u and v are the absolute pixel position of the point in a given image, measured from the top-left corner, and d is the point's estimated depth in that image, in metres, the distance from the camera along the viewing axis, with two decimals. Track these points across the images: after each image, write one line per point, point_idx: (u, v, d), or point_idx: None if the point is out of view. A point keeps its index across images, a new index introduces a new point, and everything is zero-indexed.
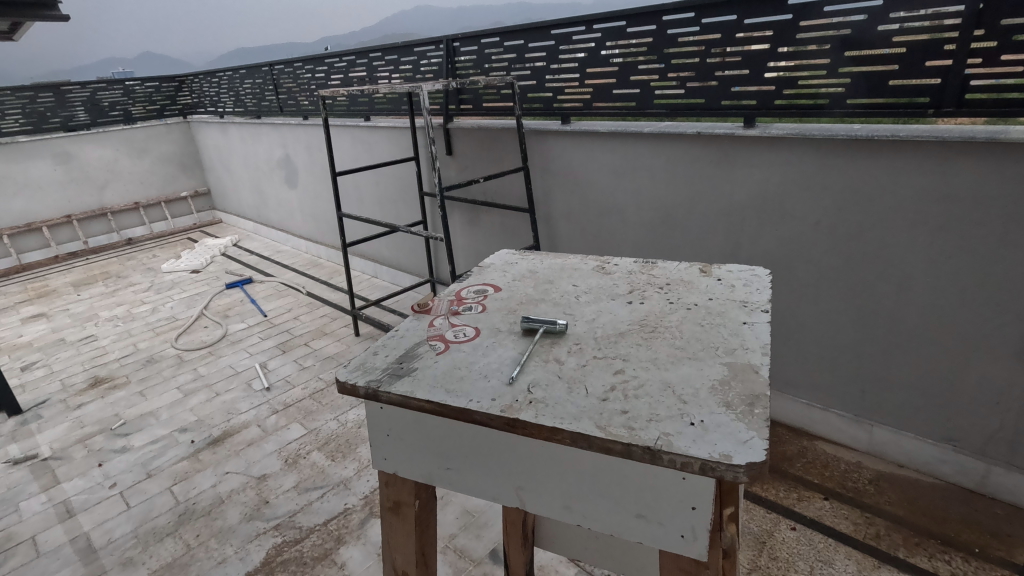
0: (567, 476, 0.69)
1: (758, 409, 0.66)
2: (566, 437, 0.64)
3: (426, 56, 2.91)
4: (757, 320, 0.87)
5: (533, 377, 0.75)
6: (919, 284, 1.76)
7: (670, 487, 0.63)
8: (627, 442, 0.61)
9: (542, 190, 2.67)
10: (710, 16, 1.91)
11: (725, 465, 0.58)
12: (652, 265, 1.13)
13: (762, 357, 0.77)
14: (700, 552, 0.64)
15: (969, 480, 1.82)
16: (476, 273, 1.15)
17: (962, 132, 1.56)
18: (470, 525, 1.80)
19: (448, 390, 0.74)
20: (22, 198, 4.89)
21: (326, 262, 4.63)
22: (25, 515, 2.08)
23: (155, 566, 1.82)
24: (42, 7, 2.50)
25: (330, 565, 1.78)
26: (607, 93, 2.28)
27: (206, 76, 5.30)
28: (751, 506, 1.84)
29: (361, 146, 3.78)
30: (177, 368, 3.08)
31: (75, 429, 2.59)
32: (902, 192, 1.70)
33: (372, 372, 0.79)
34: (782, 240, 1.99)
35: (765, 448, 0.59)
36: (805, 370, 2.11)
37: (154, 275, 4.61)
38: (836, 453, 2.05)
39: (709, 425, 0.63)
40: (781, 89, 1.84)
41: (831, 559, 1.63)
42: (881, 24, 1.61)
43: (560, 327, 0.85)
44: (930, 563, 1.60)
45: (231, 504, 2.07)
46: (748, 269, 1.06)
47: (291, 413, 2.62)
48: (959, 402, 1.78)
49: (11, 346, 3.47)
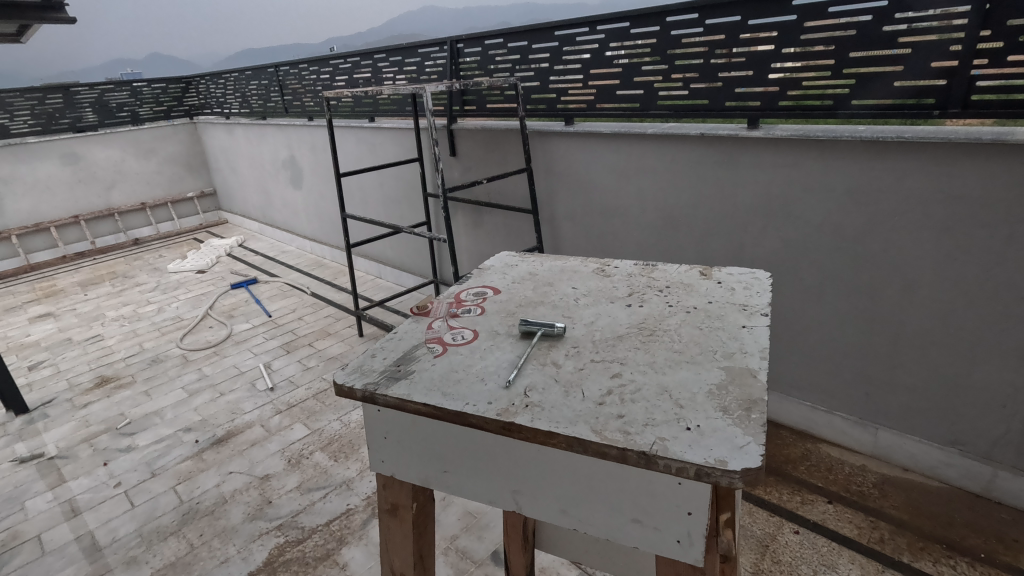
0: (563, 480, 0.69)
1: (756, 413, 0.66)
2: (562, 442, 0.64)
3: (430, 57, 2.92)
4: (756, 324, 0.86)
5: (530, 380, 0.75)
6: (924, 285, 1.74)
7: (665, 492, 0.63)
8: (623, 447, 0.61)
9: (545, 191, 2.67)
10: (714, 17, 1.90)
11: (720, 470, 0.57)
12: (652, 267, 1.12)
13: (760, 361, 0.76)
14: (696, 557, 0.63)
15: (976, 484, 1.80)
16: (476, 275, 1.15)
17: (967, 134, 1.55)
18: (472, 526, 1.80)
19: (445, 393, 0.73)
20: (30, 199, 4.94)
21: (331, 262, 4.65)
22: (31, 514, 2.10)
23: (159, 565, 1.83)
24: (50, 9, 2.52)
25: (332, 565, 1.78)
26: (611, 94, 2.28)
27: (212, 77, 5.33)
28: (753, 508, 1.84)
29: (366, 147, 3.79)
30: (182, 368, 3.10)
31: (81, 428, 2.61)
32: (907, 193, 1.69)
33: (370, 375, 0.79)
34: (786, 242, 1.98)
35: (761, 453, 0.58)
36: (808, 372, 2.10)
37: (160, 275, 4.64)
38: (841, 456, 2.03)
39: (705, 429, 0.63)
40: (785, 90, 1.83)
41: (835, 564, 1.61)
42: (888, 24, 1.59)
43: (558, 330, 0.85)
44: (935, 567, 1.58)
45: (235, 504, 2.08)
46: (748, 272, 1.06)
47: (295, 413, 2.63)
48: (966, 405, 1.76)
49: (19, 345, 3.50)
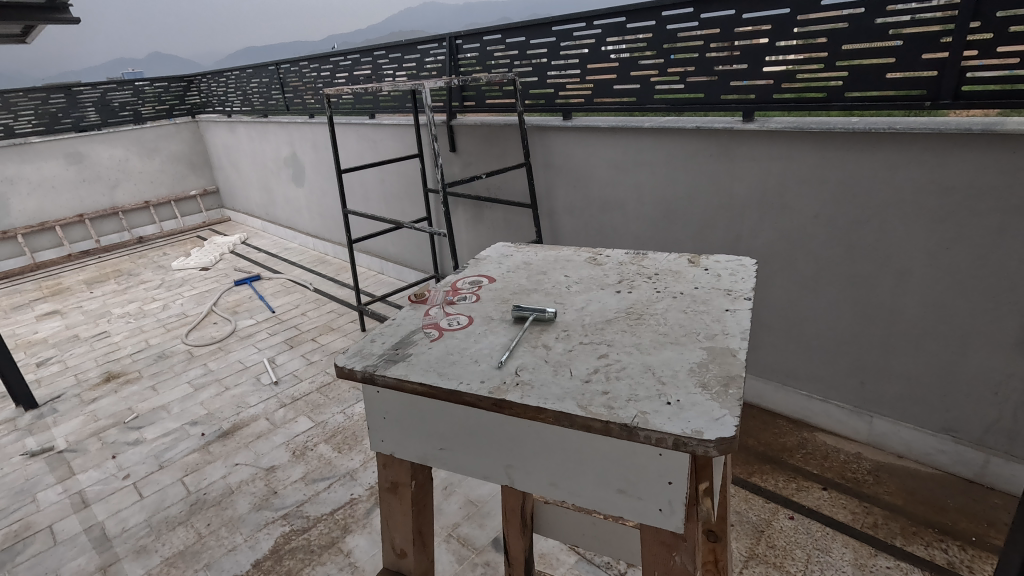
0: (553, 454, 0.72)
1: (733, 389, 0.69)
2: (550, 416, 0.68)
3: (429, 53, 2.95)
4: (740, 308, 0.89)
5: (521, 361, 0.78)
6: (917, 274, 1.77)
7: (646, 463, 0.66)
8: (606, 420, 0.65)
9: (545, 185, 2.70)
10: (708, 11, 1.92)
11: (697, 440, 0.61)
12: (642, 256, 1.15)
13: (741, 341, 0.80)
14: (677, 524, 0.67)
15: (969, 470, 1.83)
16: (472, 265, 1.19)
17: (958, 124, 1.57)
18: (473, 514, 1.85)
19: (440, 373, 0.77)
20: (36, 198, 4.99)
21: (334, 259, 4.71)
22: (42, 505, 2.15)
23: (168, 554, 1.88)
24: (54, 10, 2.55)
25: (337, 552, 1.83)
26: (608, 89, 2.30)
27: (214, 75, 5.37)
28: (749, 495, 1.87)
29: (366, 143, 3.83)
30: (187, 364, 3.15)
31: (89, 422, 2.67)
32: (899, 184, 1.72)
33: (370, 357, 0.83)
34: (782, 233, 2.01)
35: (735, 424, 0.62)
36: (805, 361, 2.13)
37: (165, 272, 4.69)
38: (837, 444, 2.06)
39: (685, 404, 0.67)
40: (780, 84, 1.86)
41: (828, 548, 1.65)
42: (880, 16, 1.61)
43: (549, 315, 0.89)
44: (928, 551, 1.61)
45: (241, 494, 2.12)
46: (736, 260, 1.09)
47: (299, 407, 2.68)
48: (958, 391, 1.79)
49: (27, 342, 3.56)
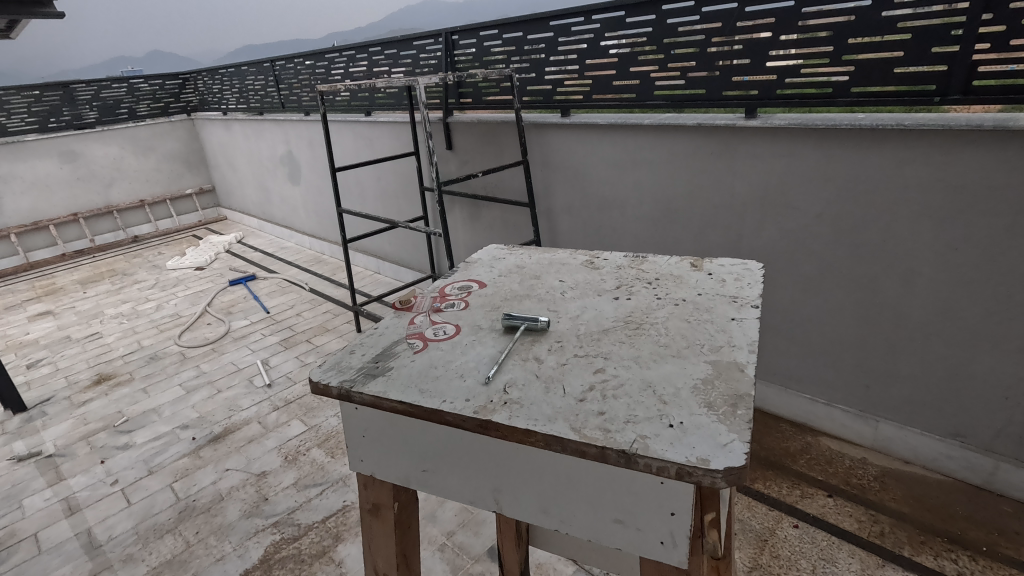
0: (543, 479, 0.67)
1: (741, 410, 0.63)
2: (539, 440, 0.62)
3: (425, 49, 2.88)
4: (746, 317, 0.84)
5: (510, 377, 0.72)
6: (925, 275, 1.71)
7: (646, 492, 0.61)
8: (602, 445, 0.59)
9: (542, 184, 2.64)
10: (710, 4, 1.86)
11: (702, 470, 0.55)
12: (642, 259, 1.09)
13: (749, 354, 0.74)
14: (679, 559, 0.61)
15: (978, 477, 1.77)
16: (462, 269, 1.13)
17: (968, 120, 1.51)
18: (469, 521, 1.79)
19: (422, 390, 0.71)
20: (29, 197, 4.93)
21: (330, 258, 4.65)
22: (28, 512, 2.10)
23: (154, 563, 1.82)
24: (39, 4, 2.49)
25: (329, 562, 1.77)
26: (607, 84, 2.23)
27: (209, 72, 5.30)
28: (752, 502, 1.82)
29: (362, 141, 3.77)
30: (180, 365, 3.10)
31: (79, 426, 2.61)
32: (906, 182, 1.66)
33: (347, 372, 0.77)
34: (785, 233, 1.95)
35: (745, 451, 0.56)
36: (809, 363, 2.07)
37: (159, 272, 4.63)
38: (841, 449, 2.00)
39: (688, 427, 0.61)
40: (784, 79, 1.79)
41: (834, 558, 1.59)
42: (888, 9, 1.55)
43: (542, 325, 0.83)
44: (937, 561, 1.56)
45: (231, 501, 2.07)
46: (740, 263, 1.03)
47: (292, 410, 2.62)
48: (967, 395, 1.74)
49: (18, 343, 3.50)
